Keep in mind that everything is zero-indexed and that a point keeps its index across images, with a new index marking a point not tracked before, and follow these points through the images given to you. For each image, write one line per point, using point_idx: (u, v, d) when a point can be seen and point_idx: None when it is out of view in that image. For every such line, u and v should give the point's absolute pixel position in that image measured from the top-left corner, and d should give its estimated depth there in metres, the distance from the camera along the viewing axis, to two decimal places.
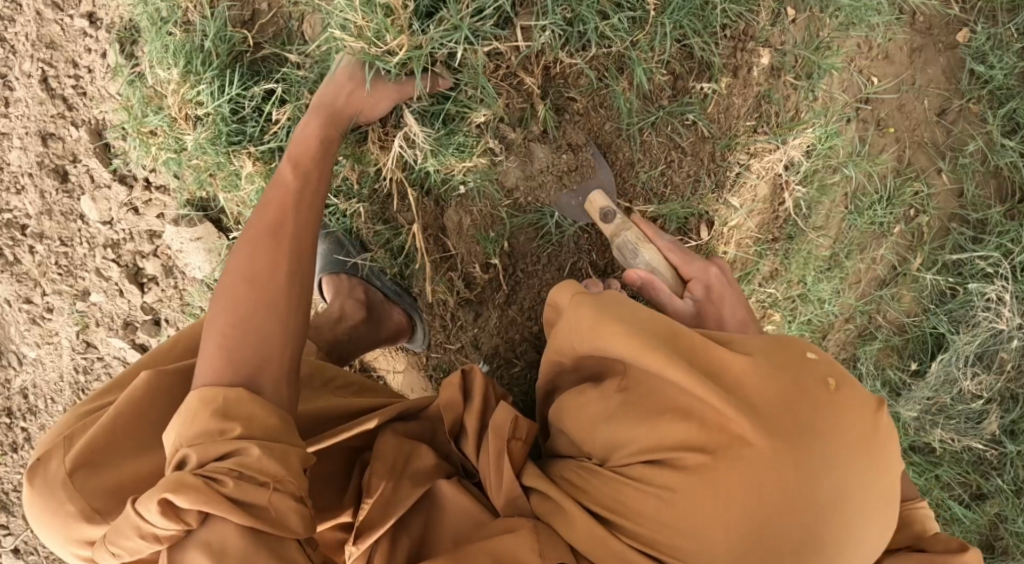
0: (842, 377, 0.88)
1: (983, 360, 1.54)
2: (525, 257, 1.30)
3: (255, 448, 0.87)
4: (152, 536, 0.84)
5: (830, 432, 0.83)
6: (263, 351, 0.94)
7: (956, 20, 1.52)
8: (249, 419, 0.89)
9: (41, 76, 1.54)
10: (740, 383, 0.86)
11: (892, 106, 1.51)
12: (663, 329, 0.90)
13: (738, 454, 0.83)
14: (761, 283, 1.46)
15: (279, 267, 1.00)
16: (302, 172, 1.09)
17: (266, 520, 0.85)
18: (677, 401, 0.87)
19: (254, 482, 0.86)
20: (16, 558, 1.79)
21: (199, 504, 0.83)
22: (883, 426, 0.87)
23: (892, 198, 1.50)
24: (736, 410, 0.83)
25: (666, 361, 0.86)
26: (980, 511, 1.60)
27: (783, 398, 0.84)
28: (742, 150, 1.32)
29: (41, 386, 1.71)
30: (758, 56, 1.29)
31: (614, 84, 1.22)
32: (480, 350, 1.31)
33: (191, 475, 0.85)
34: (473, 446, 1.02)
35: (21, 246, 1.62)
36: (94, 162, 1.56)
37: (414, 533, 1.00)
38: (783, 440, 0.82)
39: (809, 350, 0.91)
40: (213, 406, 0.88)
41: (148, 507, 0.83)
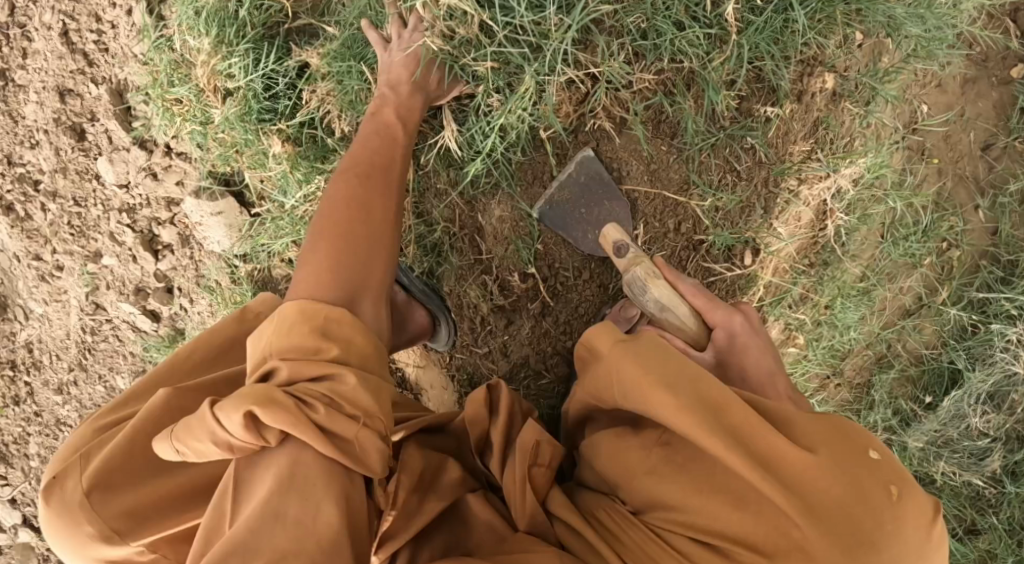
0: (904, 483, 0.81)
1: (994, 400, 1.54)
2: (563, 269, 1.19)
3: (350, 375, 0.87)
4: (225, 445, 0.83)
5: (890, 549, 0.78)
6: (361, 284, 0.96)
7: (1013, 55, 1.49)
8: (344, 343, 0.89)
9: (62, 29, 1.48)
10: (803, 480, 0.80)
11: (937, 138, 1.47)
12: (710, 397, 0.84)
13: (796, 562, 0.79)
14: (791, 307, 1.38)
15: (371, 227, 1.01)
16: (360, 176, 1.05)
17: (347, 454, 0.84)
18: (733, 485, 0.82)
19: (343, 412, 0.85)
20: (13, 508, 1.80)
21: (288, 424, 0.81)
22: (937, 535, 0.81)
23: (930, 230, 1.48)
24: (793, 509, 0.79)
25: (729, 452, 0.80)
26: (971, 546, 1.62)
27: (841, 505, 0.79)
28: (794, 175, 1.21)
29: (46, 341, 1.69)
30: (822, 82, 1.19)
31: (682, 103, 1.14)
32: (508, 358, 1.23)
33: (281, 393, 0.84)
34: (497, 462, 1.01)
35: (33, 203, 1.57)
36: (114, 123, 1.50)
37: (436, 545, 0.99)
38: (846, 556, 0.77)
39: (873, 446, 0.83)
40: (312, 322, 0.89)
41: (230, 414, 0.82)
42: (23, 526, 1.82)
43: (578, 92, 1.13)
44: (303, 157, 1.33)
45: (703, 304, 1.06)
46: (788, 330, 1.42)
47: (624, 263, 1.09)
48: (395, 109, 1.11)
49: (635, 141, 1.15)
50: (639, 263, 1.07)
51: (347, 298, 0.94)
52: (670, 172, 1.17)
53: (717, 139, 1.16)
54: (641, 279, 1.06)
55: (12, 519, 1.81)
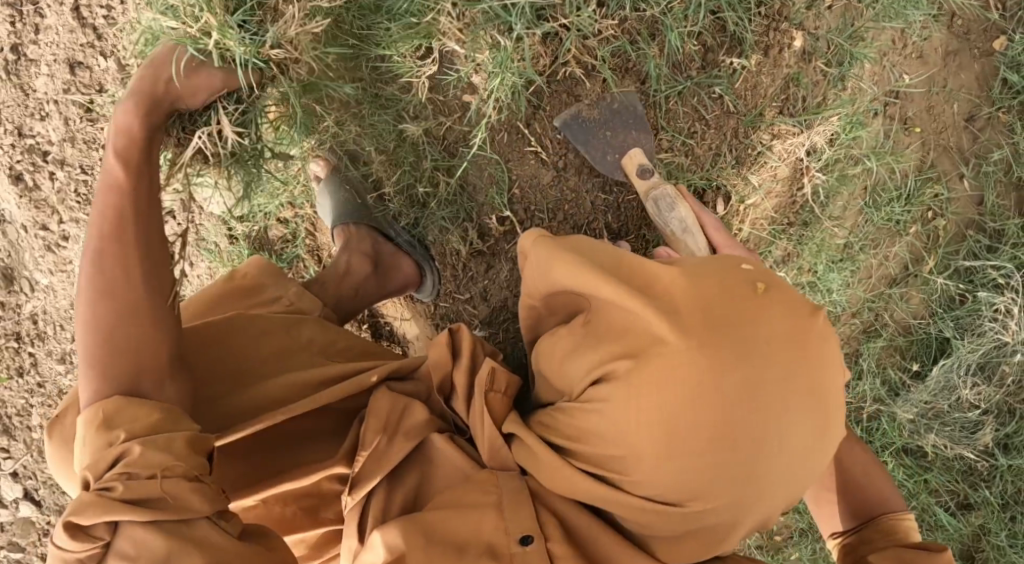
0: (772, 282, 0.87)
1: (984, 371, 1.53)
2: (538, 213, 1.25)
3: (136, 445, 0.83)
4: (73, 559, 0.82)
5: (749, 332, 0.82)
6: (137, 356, 0.89)
7: (994, 27, 1.51)
8: (132, 420, 0.86)
9: (73, 4, 1.53)
10: (674, 291, 0.85)
11: (919, 105, 1.49)
12: (594, 252, 0.91)
13: (658, 353, 0.82)
14: (773, 267, 1.42)
15: (133, 274, 0.92)
16: (124, 170, 0.94)
17: (167, 511, 0.83)
18: (620, 315, 0.86)
19: (143, 478, 0.83)
20: (15, 481, 1.80)
21: (103, 514, 0.81)
22: (816, 327, 0.85)
23: (912, 197, 1.49)
24: (657, 314, 0.83)
25: (607, 281, 0.86)
26: (964, 521, 1.59)
27: (705, 302, 0.84)
28: (766, 130, 1.29)
29: (51, 312, 1.73)
30: (791, 38, 1.26)
31: (645, 49, 1.19)
32: (487, 301, 1.31)
33: (88, 493, 0.83)
34: (463, 401, 1.03)
35: (42, 172, 1.63)
36: (121, 93, 1.56)
37: (408, 487, 1.00)
38: (703, 340, 0.81)
39: (742, 263, 0.90)
40: (96, 420, 0.86)
41: (56, 533, 0.82)
42: (24, 500, 1.80)
43: (550, 41, 1.17)
44: None
45: (720, 239, 1.16)
46: None
47: (652, 185, 1.20)
48: (122, 126, 0.95)
49: (603, 90, 1.20)
50: (668, 186, 1.19)
51: (129, 383, 0.88)
52: (636, 118, 1.21)
53: (678, 87, 1.22)
54: (669, 198, 1.18)
55: (14, 494, 1.80)
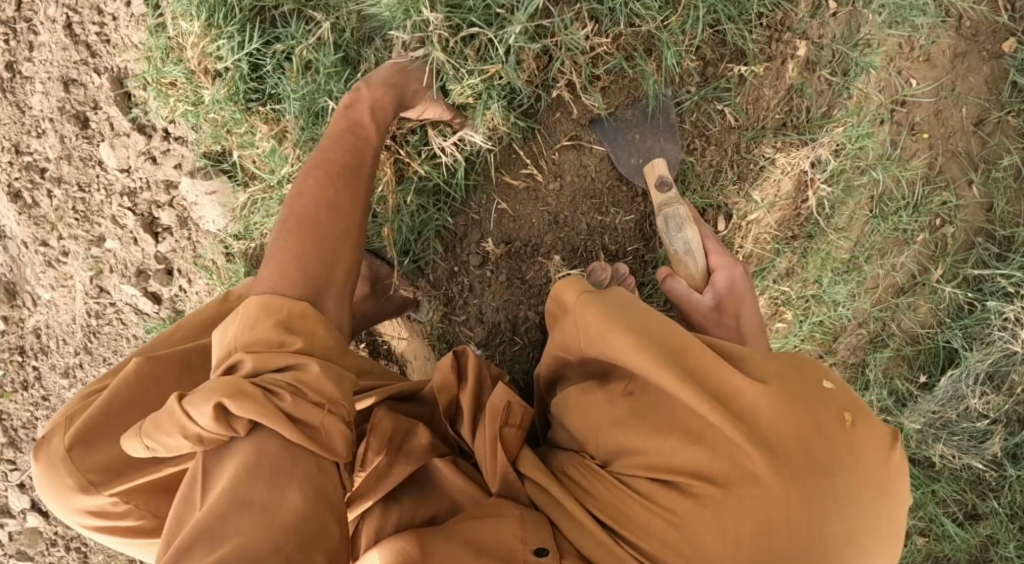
0: (860, 411, 0.81)
1: (993, 380, 1.50)
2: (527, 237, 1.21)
3: (314, 364, 0.83)
4: (195, 438, 0.78)
5: (841, 472, 0.76)
6: (328, 270, 0.92)
7: (1003, 29, 1.47)
8: (309, 334, 0.86)
9: (66, 22, 1.52)
10: (758, 412, 0.78)
11: (927, 111, 1.46)
12: (672, 340, 0.83)
13: (747, 489, 0.76)
14: (776, 280, 1.38)
15: (343, 208, 0.98)
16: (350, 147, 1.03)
17: (315, 440, 0.79)
18: (699, 430, 0.79)
19: (309, 400, 0.80)
20: (22, 494, 1.78)
21: (253, 411, 0.76)
22: (898, 466, 0.80)
23: (919, 205, 1.46)
24: (752, 444, 0.76)
25: (685, 387, 0.79)
26: (972, 531, 1.57)
27: (802, 436, 0.77)
28: (770, 143, 1.25)
29: (54, 327, 1.70)
30: (794, 48, 1.22)
31: (642, 64, 1.15)
32: (483, 321, 1.24)
33: (249, 383, 0.79)
34: (470, 426, 0.99)
35: (40, 189, 1.60)
36: (114, 110, 1.54)
37: (403, 508, 0.95)
38: (794, 474, 0.75)
39: (825, 377, 0.83)
40: (275, 316, 0.85)
41: (200, 407, 0.77)
42: (32, 511, 1.79)
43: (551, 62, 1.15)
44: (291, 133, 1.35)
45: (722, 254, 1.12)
46: (774, 304, 1.40)
47: (664, 199, 1.14)
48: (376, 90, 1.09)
49: (594, 111, 1.16)
50: (676, 202, 1.13)
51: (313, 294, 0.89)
52: (626, 138, 1.17)
53: (671, 106, 1.18)
54: (679, 218, 1.12)
55: (21, 505, 1.78)
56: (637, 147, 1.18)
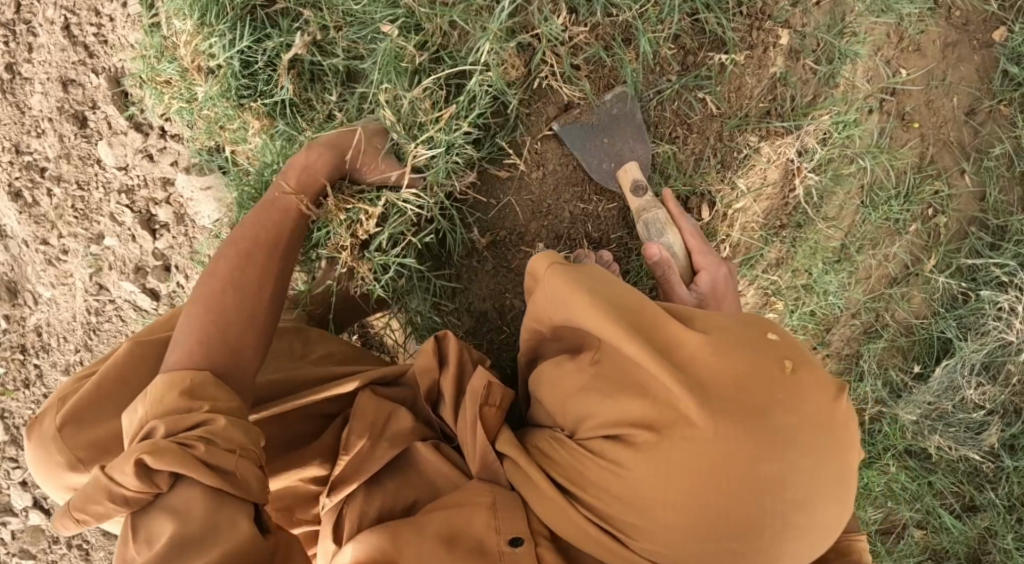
0: (802, 360, 0.82)
1: (989, 370, 1.49)
2: (511, 227, 1.22)
3: (223, 418, 0.86)
4: (121, 500, 0.83)
5: (780, 414, 0.77)
6: (233, 356, 0.95)
7: (994, 18, 1.46)
8: (213, 399, 0.89)
9: (64, 23, 1.54)
10: (697, 361, 0.80)
11: (918, 100, 1.45)
12: (618, 296, 0.86)
13: (684, 433, 0.77)
14: (765, 270, 1.38)
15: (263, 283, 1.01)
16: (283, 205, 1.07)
17: (230, 482, 0.84)
18: (643, 379, 0.81)
19: (222, 447, 0.84)
20: (24, 490, 1.79)
21: (173, 466, 0.81)
22: (843, 413, 0.80)
23: (910, 195, 1.45)
24: (689, 388, 0.78)
25: (627, 339, 0.82)
26: (970, 524, 1.56)
27: (739, 379, 0.78)
28: (752, 132, 1.25)
29: (55, 324, 1.71)
30: (776, 37, 1.22)
31: (620, 54, 1.16)
32: (471, 312, 1.27)
33: (165, 441, 0.83)
34: (451, 410, 1.01)
35: (40, 188, 1.61)
36: (112, 109, 1.56)
37: (386, 492, 0.97)
38: (730, 416, 0.76)
39: (771, 330, 0.85)
40: (179, 387, 0.88)
41: (121, 468, 0.82)
42: (34, 507, 1.80)
43: (529, 56, 1.16)
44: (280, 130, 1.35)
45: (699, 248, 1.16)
46: (764, 294, 1.40)
47: (641, 205, 1.16)
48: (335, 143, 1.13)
49: (575, 101, 1.17)
50: (653, 206, 1.15)
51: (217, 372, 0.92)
52: (609, 128, 1.19)
53: (652, 95, 1.20)
54: (660, 223, 1.15)
55: (23, 501, 1.79)
56: (613, 141, 1.19)
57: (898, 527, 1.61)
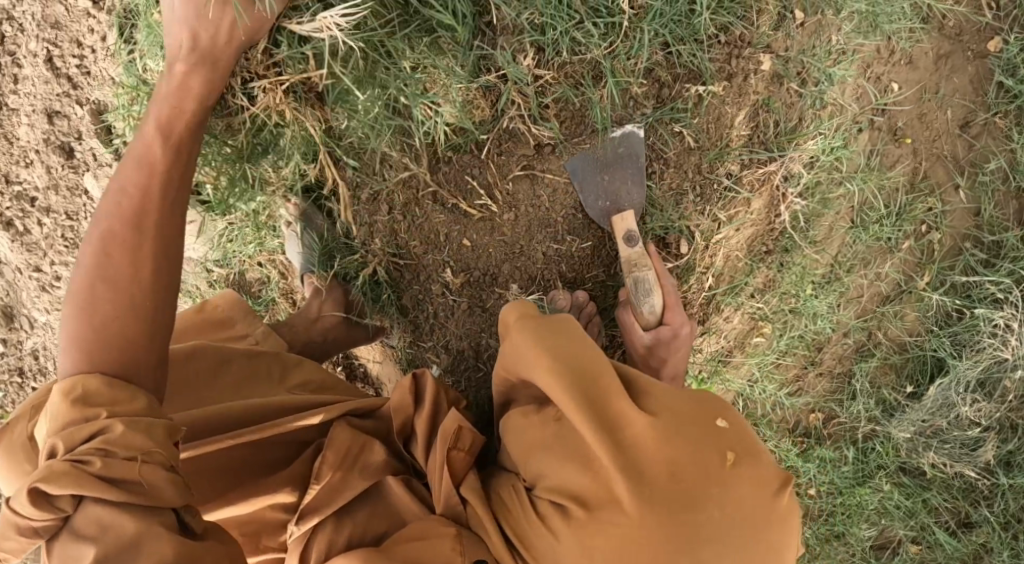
0: (747, 454, 0.85)
1: (984, 387, 1.47)
2: (485, 268, 1.25)
3: (119, 424, 0.82)
4: (29, 531, 0.80)
5: (709, 509, 0.81)
6: (128, 348, 0.90)
7: (989, 27, 1.41)
8: (111, 403, 0.85)
9: (47, 56, 1.53)
10: (640, 446, 0.83)
11: (910, 116, 1.42)
12: (581, 363, 0.88)
13: (613, 515, 0.82)
14: (752, 296, 1.41)
15: (143, 258, 0.94)
16: (173, 147, 1.01)
17: (143, 494, 0.80)
18: (587, 455, 0.85)
19: (121, 457, 0.81)
20: None
21: (73, 488, 0.78)
22: (776, 508, 0.85)
23: (902, 214, 1.43)
24: (625, 474, 0.82)
25: (576, 412, 0.85)
26: (966, 540, 1.54)
27: (675, 472, 0.82)
28: (734, 161, 1.27)
29: (52, 348, 1.70)
30: (757, 63, 1.24)
31: (589, 93, 1.19)
32: (449, 350, 1.29)
33: (59, 463, 0.80)
34: (423, 448, 1.01)
35: (31, 218, 1.61)
36: (96, 142, 1.55)
37: (355, 523, 0.96)
38: (659, 507, 0.81)
39: (722, 416, 0.88)
40: (72, 397, 0.84)
41: (19, 499, 0.79)
42: None
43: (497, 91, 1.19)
44: None
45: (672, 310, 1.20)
46: (752, 318, 1.44)
47: (633, 255, 1.19)
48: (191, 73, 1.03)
49: (544, 140, 1.21)
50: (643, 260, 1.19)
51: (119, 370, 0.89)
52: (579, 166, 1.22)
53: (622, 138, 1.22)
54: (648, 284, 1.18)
55: None
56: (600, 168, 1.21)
57: (893, 543, 1.59)
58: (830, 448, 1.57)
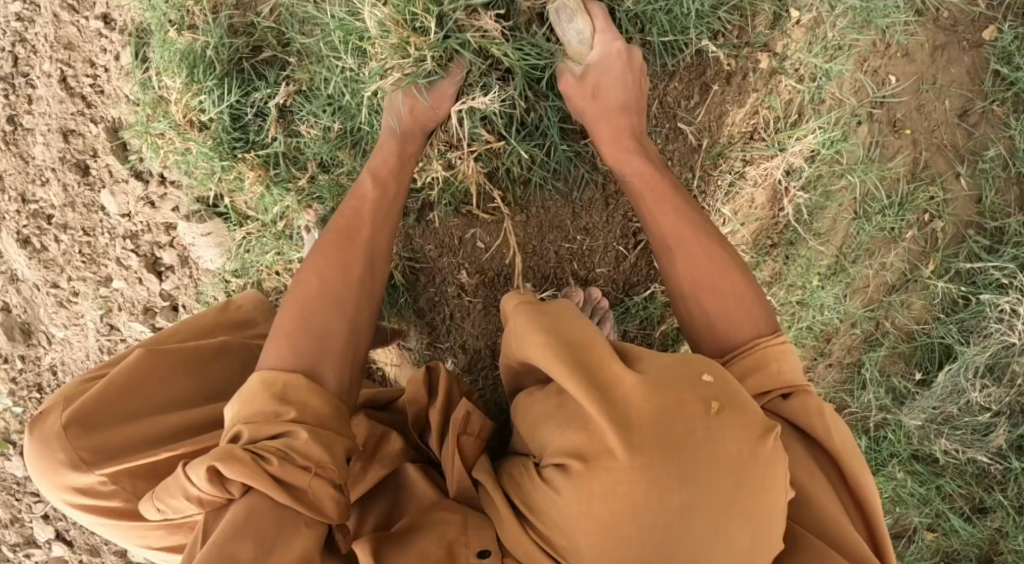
0: (729, 402, 0.86)
1: (994, 372, 1.48)
2: (499, 270, 1.28)
3: (304, 431, 0.87)
4: (196, 499, 0.86)
5: (693, 452, 0.82)
6: (328, 343, 0.96)
7: (982, 17, 1.44)
8: (304, 404, 0.90)
9: (60, 75, 1.56)
10: (629, 401, 0.85)
11: (910, 107, 1.44)
12: (576, 338, 0.91)
13: (604, 464, 0.83)
14: (759, 289, 1.43)
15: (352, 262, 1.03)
16: (380, 182, 1.12)
17: (302, 501, 0.85)
18: (581, 415, 0.86)
19: (299, 463, 0.85)
20: (46, 525, 1.78)
21: (244, 476, 0.82)
22: (764, 451, 0.84)
23: (904, 203, 1.45)
24: (611, 423, 0.83)
25: (567, 373, 0.87)
26: (980, 525, 1.55)
27: (663, 423, 0.83)
28: (737, 156, 1.31)
29: (70, 364, 1.69)
30: (755, 62, 1.28)
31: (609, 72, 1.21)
32: (465, 351, 1.31)
33: (241, 449, 0.85)
34: (435, 436, 1.03)
35: (47, 235, 1.61)
36: (111, 159, 1.57)
37: (377, 510, 0.99)
38: (645, 451, 0.82)
39: (706, 370, 0.89)
40: (271, 390, 0.90)
41: (196, 470, 0.85)
42: (57, 540, 1.78)
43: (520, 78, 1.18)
44: (273, 177, 1.45)
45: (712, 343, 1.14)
46: None
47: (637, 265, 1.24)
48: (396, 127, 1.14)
49: (559, 134, 1.23)
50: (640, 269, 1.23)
51: (311, 364, 0.93)
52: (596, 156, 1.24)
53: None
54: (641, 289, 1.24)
55: (46, 535, 1.78)
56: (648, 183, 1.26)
57: (907, 530, 1.61)
58: None
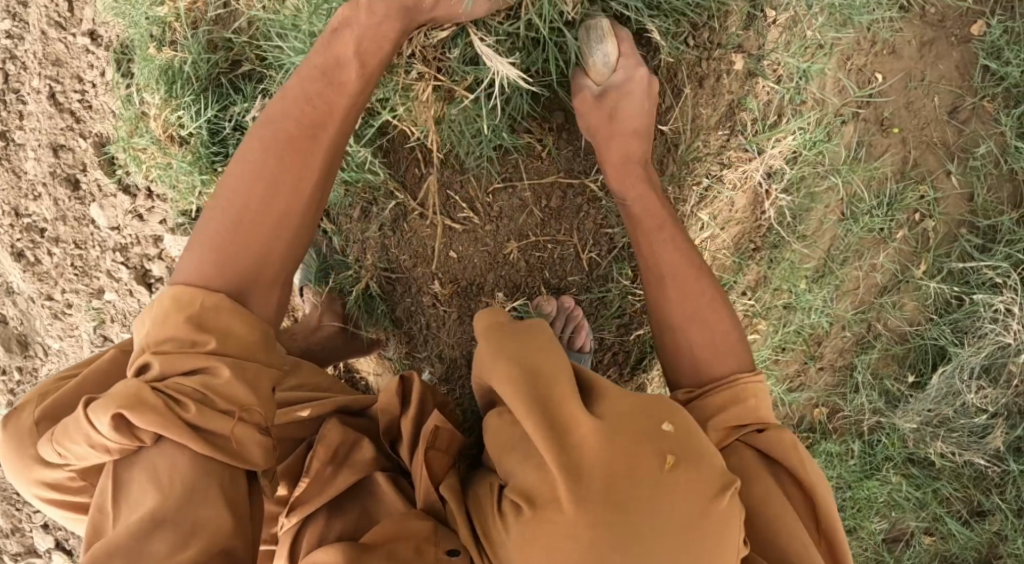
0: (687, 456, 0.86)
1: (990, 373, 1.45)
2: (472, 280, 1.27)
3: (226, 369, 0.87)
4: (102, 448, 0.85)
5: (642, 510, 0.83)
6: (259, 265, 0.93)
7: (971, 11, 1.41)
8: (224, 333, 0.89)
9: (49, 92, 1.57)
10: (583, 448, 0.86)
11: (896, 104, 1.42)
12: (540, 369, 0.91)
13: (552, 514, 0.84)
14: (744, 292, 1.42)
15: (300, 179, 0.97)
16: (350, 84, 1.02)
17: (227, 451, 0.86)
18: (535, 452, 0.87)
19: (217, 408, 0.86)
20: (46, 535, 1.80)
21: (160, 426, 0.83)
22: (715, 509, 0.85)
23: (892, 203, 1.43)
24: (564, 474, 0.84)
25: (525, 413, 0.87)
26: (980, 529, 1.52)
27: (613, 476, 0.84)
28: (712, 161, 1.30)
29: None
30: (729, 64, 1.26)
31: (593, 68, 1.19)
32: (442, 360, 1.31)
33: (153, 393, 0.85)
34: (407, 448, 1.01)
35: (40, 248, 1.63)
36: (99, 173, 1.58)
37: (346, 520, 0.99)
38: (593, 505, 0.83)
39: (667, 418, 0.89)
40: (187, 313, 0.88)
41: (101, 417, 0.83)
42: (58, 549, 1.80)
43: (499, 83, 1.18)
44: None
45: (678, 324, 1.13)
46: (747, 315, 1.44)
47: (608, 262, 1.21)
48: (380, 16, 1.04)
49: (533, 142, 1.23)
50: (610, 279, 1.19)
51: (240, 288, 0.92)
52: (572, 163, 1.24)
53: None
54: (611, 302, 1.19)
55: (47, 544, 1.80)
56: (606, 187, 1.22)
57: (904, 535, 1.58)
58: (836, 442, 1.55)
